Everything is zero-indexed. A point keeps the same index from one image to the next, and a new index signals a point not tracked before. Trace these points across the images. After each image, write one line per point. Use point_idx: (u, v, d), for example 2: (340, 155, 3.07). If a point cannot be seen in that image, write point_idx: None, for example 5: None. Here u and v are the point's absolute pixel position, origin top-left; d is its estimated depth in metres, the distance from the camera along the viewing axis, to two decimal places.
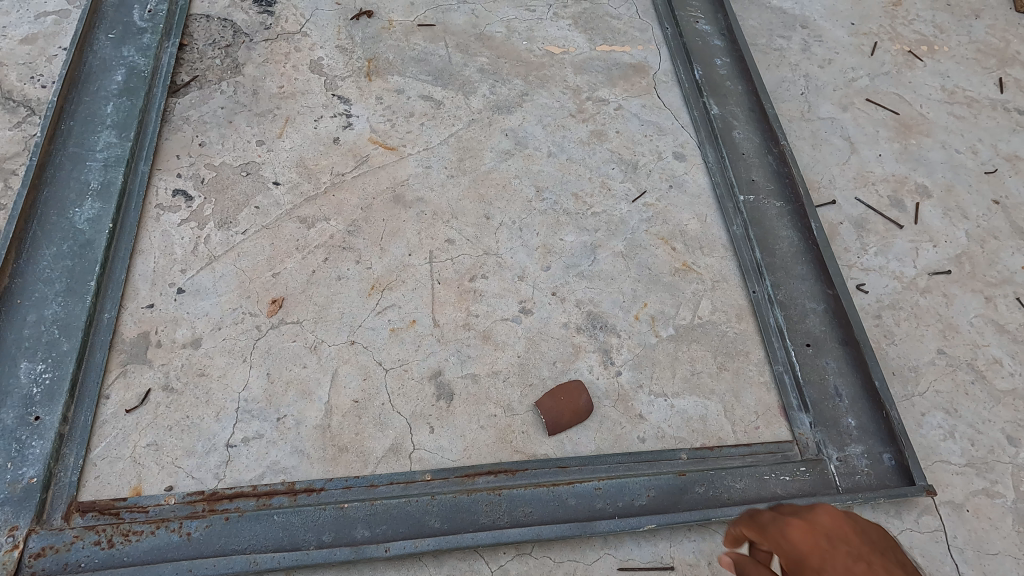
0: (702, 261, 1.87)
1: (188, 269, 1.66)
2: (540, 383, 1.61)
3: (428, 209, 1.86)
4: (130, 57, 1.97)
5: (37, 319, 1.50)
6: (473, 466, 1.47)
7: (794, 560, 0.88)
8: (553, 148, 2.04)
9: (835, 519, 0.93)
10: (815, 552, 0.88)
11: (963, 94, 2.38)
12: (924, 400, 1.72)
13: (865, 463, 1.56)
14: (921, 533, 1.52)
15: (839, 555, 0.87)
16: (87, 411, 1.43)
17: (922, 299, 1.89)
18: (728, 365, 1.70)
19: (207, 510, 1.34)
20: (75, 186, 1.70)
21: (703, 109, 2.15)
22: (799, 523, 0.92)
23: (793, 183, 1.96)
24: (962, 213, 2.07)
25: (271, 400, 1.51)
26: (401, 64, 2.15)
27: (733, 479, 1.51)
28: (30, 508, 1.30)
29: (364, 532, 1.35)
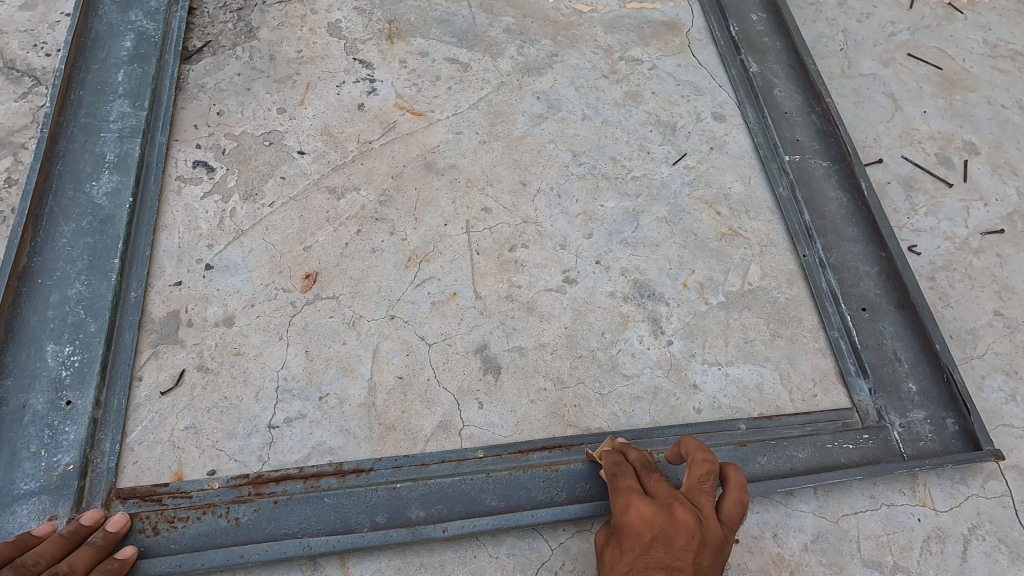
0: (748, 225, 1.79)
1: (215, 244, 1.58)
2: (589, 355, 1.54)
3: (462, 175, 1.77)
4: (138, 22, 1.85)
5: (60, 300, 1.41)
6: (527, 442, 1.40)
7: (625, 522, 1.11)
8: (586, 110, 1.94)
9: (678, 532, 1.07)
10: (638, 536, 1.08)
11: (1006, 47, 2.28)
12: (984, 363, 1.65)
13: (929, 429, 1.50)
14: (987, 499, 1.47)
15: (652, 553, 1.06)
16: (120, 394, 1.35)
17: (975, 260, 1.82)
18: (782, 332, 1.63)
19: (253, 494, 1.28)
20: (90, 159, 1.60)
21: (741, 66, 2.05)
22: (641, 506, 1.10)
23: (840, 142, 1.87)
24: (1011, 170, 2.00)
25: (312, 377, 1.44)
26: (423, 25, 2.04)
27: (796, 448, 1.45)
28: (68, 496, 1.23)
29: (419, 512, 1.29)
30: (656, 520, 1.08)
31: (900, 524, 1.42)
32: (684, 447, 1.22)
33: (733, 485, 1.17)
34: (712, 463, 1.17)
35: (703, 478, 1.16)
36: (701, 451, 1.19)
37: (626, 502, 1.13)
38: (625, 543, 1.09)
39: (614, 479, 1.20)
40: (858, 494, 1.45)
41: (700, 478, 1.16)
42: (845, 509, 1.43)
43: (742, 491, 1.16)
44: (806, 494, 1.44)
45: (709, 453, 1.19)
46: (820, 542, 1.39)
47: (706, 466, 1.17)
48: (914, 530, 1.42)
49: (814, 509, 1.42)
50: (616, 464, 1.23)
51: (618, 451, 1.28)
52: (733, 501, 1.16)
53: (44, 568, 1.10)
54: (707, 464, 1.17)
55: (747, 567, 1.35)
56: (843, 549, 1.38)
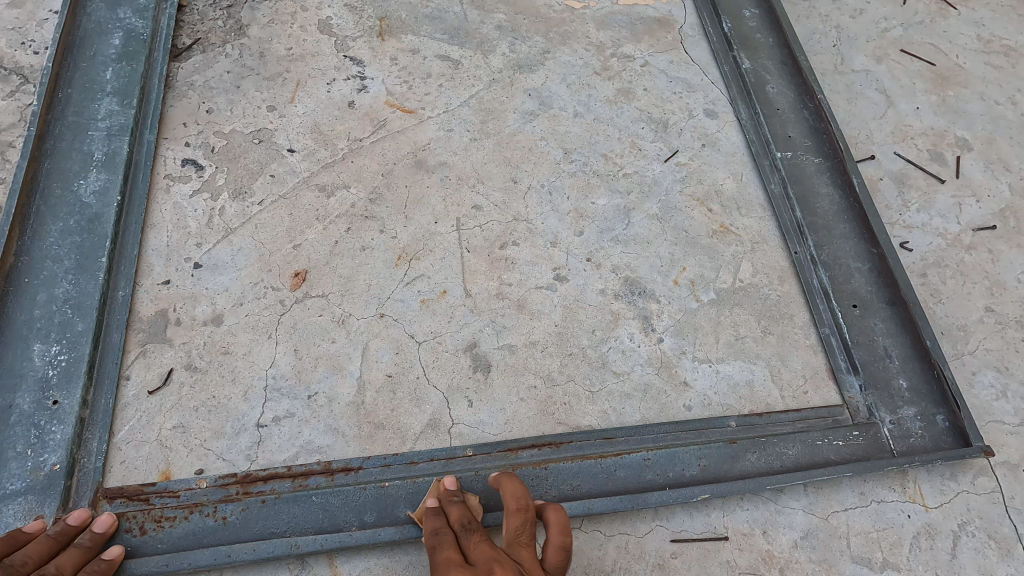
0: (740, 222, 1.79)
1: (204, 242, 1.57)
2: (580, 353, 1.54)
3: (452, 173, 1.76)
4: (127, 19, 1.84)
5: (47, 299, 1.41)
6: (517, 439, 1.40)
7: None
8: (578, 108, 1.94)
9: None
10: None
11: (1000, 43, 2.28)
12: (975, 359, 1.65)
13: (919, 426, 1.50)
14: (978, 495, 1.47)
15: None
16: (108, 394, 1.35)
17: (967, 256, 1.81)
18: (774, 329, 1.63)
19: (241, 494, 1.28)
20: (78, 157, 1.59)
21: (733, 63, 2.05)
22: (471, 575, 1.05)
23: (832, 139, 1.86)
24: (1004, 166, 1.99)
25: (301, 376, 1.44)
26: (415, 23, 2.03)
27: (786, 445, 1.45)
28: (55, 496, 1.23)
29: (408, 510, 1.29)
30: None
31: (890, 520, 1.42)
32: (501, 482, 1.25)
33: (557, 528, 1.17)
34: (524, 513, 1.20)
35: (519, 530, 1.18)
36: (516, 497, 1.21)
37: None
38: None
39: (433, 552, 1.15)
40: (848, 491, 1.45)
41: (516, 530, 1.18)
42: (835, 506, 1.43)
43: (564, 535, 1.16)
44: (797, 491, 1.44)
45: (524, 502, 1.21)
46: (810, 539, 1.39)
47: (519, 517, 1.19)
48: (904, 526, 1.42)
49: (804, 506, 1.42)
50: (435, 534, 1.17)
51: (440, 508, 1.23)
52: (554, 548, 1.16)
53: (31, 569, 1.10)
54: (519, 514, 1.20)
55: (736, 564, 1.35)
56: (832, 546, 1.38)
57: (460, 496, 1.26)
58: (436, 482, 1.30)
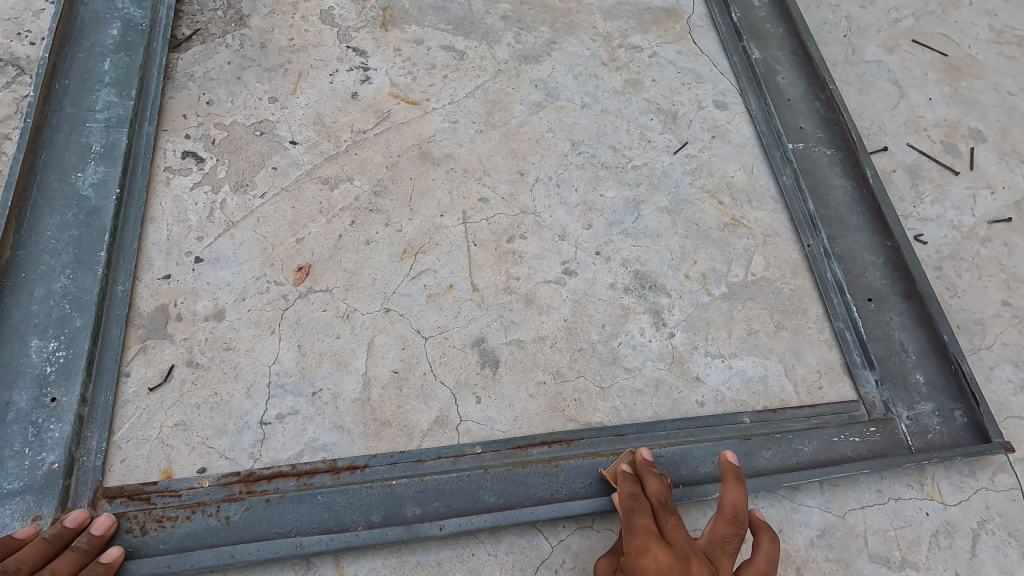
0: (751, 214, 1.75)
1: (205, 236, 1.54)
2: (590, 348, 1.51)
3: (458, 165, 1.73)
4: (125, 9, 1.80)
5: (45, 294, 1.37)
6: (526, 437, 1.37)
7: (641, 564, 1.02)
8: (586, 99, 1.90)
9: None
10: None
11: (1012, 33, 2.24)
12: (992, 354, 1.62)
13: (937, 421, 1.47)
14: (997, 492, 1.44)
15: None
16: (107, 391, 1.32)
17: (983, 249, 1.78)
18: (787, 324, 1.60)
19: (244, 493, 1.25)
20: (76, 149, 1.56)
21: (743, 53, 2.01)
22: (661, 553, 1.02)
23: (844, 130, 1.83)
24: (1019, 157, 1.96)
25: (305, 372, 1.40)
26: (418, 13, 2.00)
27: (802, 442, 1.42)
28: (53, 495, 1.19)
29: (415, 509, 1.25)
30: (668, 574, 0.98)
31: (909, 518, 1.39)
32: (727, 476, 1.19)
33: (762, 556, 1.12)
34: (738, 525, 1.13)
35: (726, 539, 1.11)
36: (738, 510, 1.14)
37: (644, 547, 1.04)
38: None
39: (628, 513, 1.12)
40: (864, 488, 1.42)
41: (725, 537, 1.11)
42: (851, 504, 1.40)
43: (770, 566, 1.11)
44: (812, 488, 1.41)
45: (739, 514, 1.14)
46: (827, 538, 1.36)
47: (731, 528, 1.12)
48: (922, 524, 1.39)
49: (820, 504, 1.39)
50: (633, 499, 1.15)
51: (639, 477, 1.21)
52: (754, 570, 1.10)
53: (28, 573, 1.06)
54: (732, 525, 1.12)
55: None
56: (850, 544, 1.35)
57: (658, 471, 1.23)
58: (630, 452, 1.30)
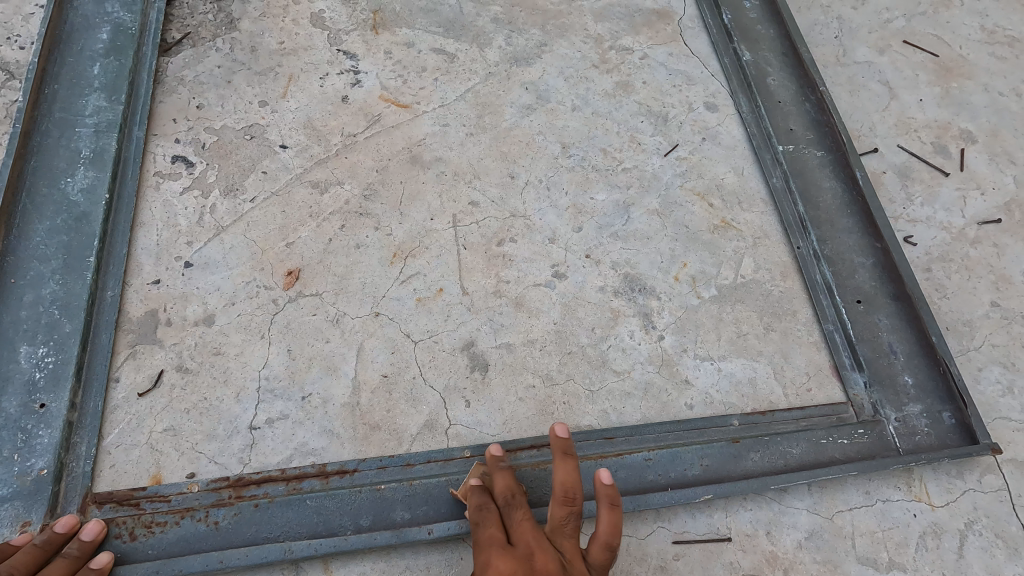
0: (741, 217, 1.76)
1: (194, 241, 1.54)
2: (579, 351, 1.51)
3: (448, 168, 1.73)
4: (114, 13, 1.79)
5: (34, 300, 1.38)
6: (515, 440, 1.37)
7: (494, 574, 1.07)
8: (576, 101, 1.90)
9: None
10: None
11: (1003, 34, 2.24)
12: (980, 355, 1.62)
13: (925, 423, 1.48)
14: (984, 493, 1.44)
15: None
16: (96, 396, 1.32)
17: (972, 250, 1.78)
18: (776, 326, 1.60)
19: (234, 498, 1.25)
20: (65, 154, 1.56)
21: (734, 55, 2.01)
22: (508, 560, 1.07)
23: (834, 131, 1.83)
24: (1009, 158, 1.96)
25: (295, 377, 1.41)
26: (409, 15, 2.00)
27: (790, 444, 1.42)
28: (42, 501, 1.20)
29: (404, 514, 1.26)
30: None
31: (896, 520, 1.40)
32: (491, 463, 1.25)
33: (605, 527, 1.15)
34: (608, 505, 1.17)
35: (563, 521, 1.16)
36: (565, 489, 1.19)
37: (486, 560, 1.09)
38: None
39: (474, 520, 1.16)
40: (853, 490, 1.42)
41: (560, 521, 1.17)
42: (839, 506, 1.40)
43: (612, 535, 1.14)
44: (801, 491, 1.41)
45: (574, 492, 1.19)
46: (815, 540, 1.36)
47: (607, 511, 1.17)
48: (909, 526, 1.39)
49: (808, 506, 1.40)
50: (480, 509, 1.17)
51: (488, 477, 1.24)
52: (599, 545, 1.14)
53: None
54: (563, 505, 1.18)
55: (740, 565, 1.32)
56: (837, 546, 1.36)
57: (507, 463, 1.26)
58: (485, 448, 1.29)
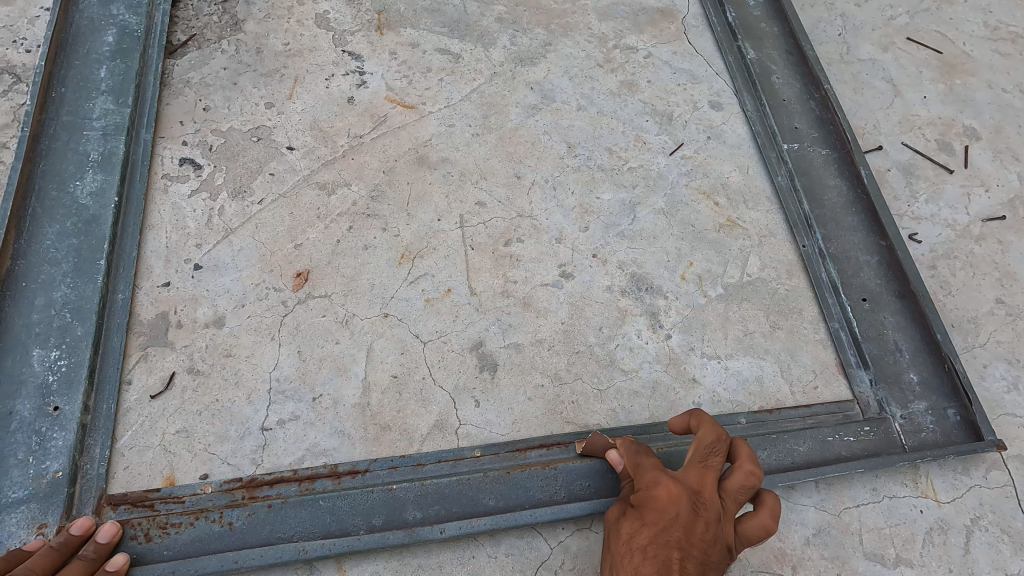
0: (747, 215, 1.76)
1: (204, 243, 1.55)
2: (587, 351, 1.52)
3: (455, 169, 1.73)
4: (120, 15, 1.79)
5: (46, 303, 1.38)
6: (524, 440, 1.38)
7: (652, 494, 1.09)
8: (581, 101, 1.91)
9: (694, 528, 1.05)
10: (664, 511, 1.06)
11: (1007, 30, 2.25)
12: (985, 351, 1.63)
13: (930, 420, 1.49)
14: (990, 489, 1.45)
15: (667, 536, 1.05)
16: (109, 399, 1.33)
17: (977, 247, 1.79)
18: (782, 324, 1.61)
19: (246, 498, 1.26)
20: (74, 157, 1.56)
21: (738, 53, 2.01)
22: (671, 485, 1.08)
23: (839, 129, 1.83)
24: (1013, 155, 1.97)
25: (305, 378, 1.42)
26: (414, 16, 2.00)
27: (797, 442, 1.43)
28: (58, 503, 1.21)
29: (416, 513, 1.27)
30: (679, 504, 1.06)
31: (903, 516, 1.41)
32: (700, 420, 1.16)
33: (766, 511, 1.10)
34: (755, 477, 1.10)
35: (739, 487, 1.10)
36: (752, 459, 1.11)
37: (654, 479, 1.11)
38: (647, 517, 1.08)
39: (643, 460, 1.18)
40: (859, 487, 1.43)
41: (742, 486, 1.10)
42: (846, 502, 1.42)
43: (772, 521, 1.09)
44: (808, 488, 1.42)
45: (754, 463, 1.11)
46: (822, 537, 1.37)
47: (747, 474, 1.10)
48: (916, 522, 1.40)
49: (816, 503, 1.41)
50: (636, 453, 1.21)
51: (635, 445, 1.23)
52: (757, 525, 1.09)
53: None
54: (750, 476, 1.10)
55: (748, 562, 1.34)
56: (845, 543, 1.37)
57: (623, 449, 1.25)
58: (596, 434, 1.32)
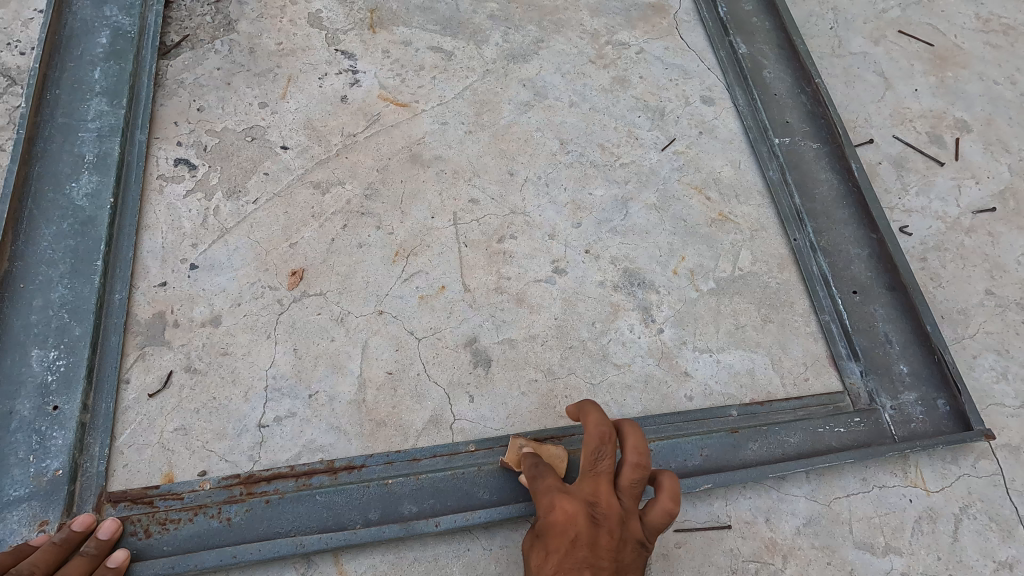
0: (738, 210, 1.78)
1: (199, 243, 1.56)
2: (580, 345, 1.54)
3: (448, 167, 1.75)
4: (113, 17, 1.80)
5: (43, 304, 1.40)
6: (518, 434, 1.40)
7: (552, 520, 1.08)
8: (574, 97, 1.92)
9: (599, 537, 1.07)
10: (564, 533, 1.06)
11: (999, 22, 2.25)
12: (975, 342, 1.65)
13: (920, 410, 1.50)
14: (979, 478, 1.47)
15: (574, 558, 1.04)
16: (107, 398, 1.35)
17: (967, 239, 1.81)
18: (774, 317, 1.63)
19: (245, 494, 1.28)
20: (69, 159, 1.57)
21: (730, 48, 2.02)
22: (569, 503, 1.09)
23: (829, 123, 1.84)
24: (1003, 147, 1.98)
25: (302, 375, 1.43)
26: (406, 14, 2.00)
27: (788, 433, 1.45)
28: (59, 501, 1.23)
29: (412, 507, 1.29)
30: (579, 518, 1.07)
31: (892, 505, 1.43)
32: (586, 415, 1.17)
33: (666, 494, 1.12)
34: (639, 470, 1.13)
35: (632, 483, 1.13)
36: (637, 448, 1.14)
37: (550, 503, 1.11)
38: (550, 545, 1.07)
39: (541, 479, 1.17)
40: (850, 477, 1.45)
41: (633, 482, 1.13)
42: (836, 492, 1.44)
43: (673, 504, 1.10)
44: (799, 478, 1.44)
45: (637, 455, 1.14)
46: (813, 526, 1.39)
47: (636, 470, 1.13)
48: (906, 511, 1.42)
49: (806, 493, 1.43)
50: (535, 467, 1.20)
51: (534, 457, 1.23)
52: (660, 510, 1.11)
53: None
54: (637, 468, 1.13)
55: (740, 552, 1.35)
56: (835, 532, 1.39)
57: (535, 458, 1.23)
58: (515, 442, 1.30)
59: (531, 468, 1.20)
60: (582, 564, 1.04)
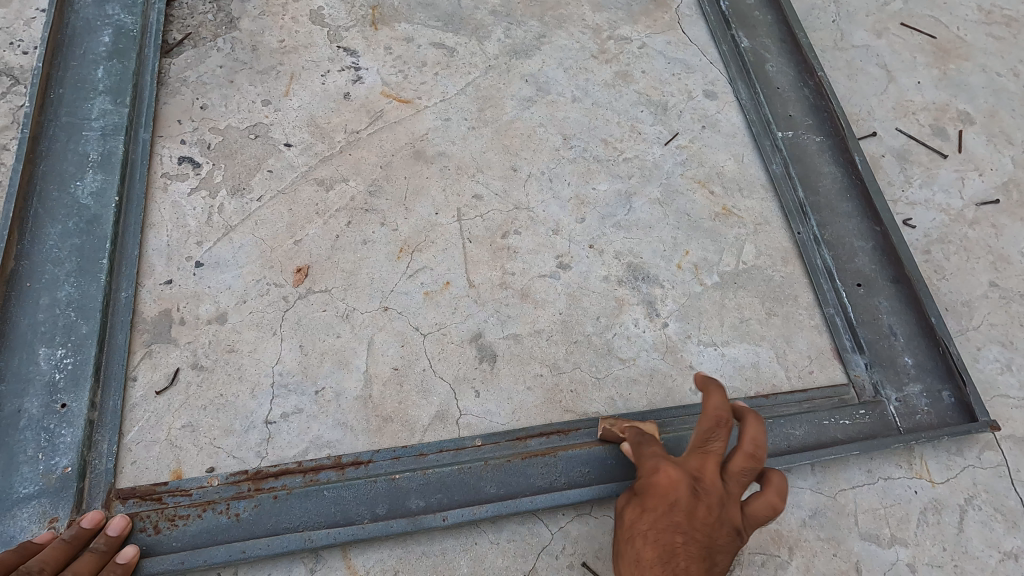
0: (742, 204, 1.78)
1: (204, 240, 1.57)
2: (585, 340, 1.54)
3: (452, 163, 1.75)
4: (116, 16, 1.80)
5: (50, 303, 1.40)
6: (524, 429, 1.40)
7: (653, 483, 1.11)
8: (576, 92, 1.92)
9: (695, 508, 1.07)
10: (664, 497, 1.08)
11: (1001, 13, 2.25)
12: (979, 334, 1.65)
13: (925, 402, 1.51)
14: (984, 469, 1.48)
15: (666, 521, 1.06)
16: (115, 396, 1.35)
17: (970, 231, 1.81)
18: (778, 310, 1.63)
19: (252, 490, 1.28)
20: (74, 158, 1.57)
21: (732, 42, 2.02)
22: (671, 471, 1.10)
23: (832, 116, 1.84)
24: (1007, 139, 1.97)
25: (307, 372, 1.44)
26: (408, 10, 2.00)
27: (793, 426, 1.45)
28: (68, 499, 1.23)
29: (419, 502, 1.29)
30: (678, 487, 1.08)
31: (898, 497, 1.43)
32: (706, 392, 1.15)
33: (773, 490, 1.12)
34: (753, 460, 1.12)
35: (739, 472, 1.12)
36: (755, 441, 1.12)
37: (655, 467, 1.14)
38: (648, 503, 1.10)
39: (650, 450, 1.20)
40: (855, 469, 1.46)
41: (741, 470, 1.12)
42: (842, 484, 1.44)
43: (778, 500, 1.11)
44: (804, 471, 1.45)
45: (757, 449, 1.12)
46: (819, 518, 1.40)
47: (746, 461, 1.12)
48: (911, 502, 1.43)
49: (812, 485, 1.43)
50: (637, 444, 1.24)
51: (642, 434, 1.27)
52: (763, 503, 1.12)
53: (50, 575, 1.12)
54: (750, 458, 1.12)
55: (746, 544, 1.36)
56: (841, 523, 1.40)
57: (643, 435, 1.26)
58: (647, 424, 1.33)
59: (649, 442, 1.23)
60: (679, 528, 1.05)
